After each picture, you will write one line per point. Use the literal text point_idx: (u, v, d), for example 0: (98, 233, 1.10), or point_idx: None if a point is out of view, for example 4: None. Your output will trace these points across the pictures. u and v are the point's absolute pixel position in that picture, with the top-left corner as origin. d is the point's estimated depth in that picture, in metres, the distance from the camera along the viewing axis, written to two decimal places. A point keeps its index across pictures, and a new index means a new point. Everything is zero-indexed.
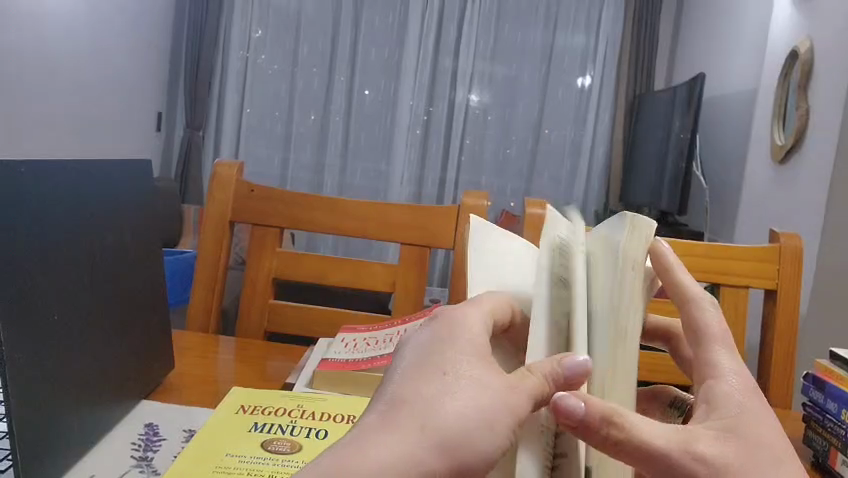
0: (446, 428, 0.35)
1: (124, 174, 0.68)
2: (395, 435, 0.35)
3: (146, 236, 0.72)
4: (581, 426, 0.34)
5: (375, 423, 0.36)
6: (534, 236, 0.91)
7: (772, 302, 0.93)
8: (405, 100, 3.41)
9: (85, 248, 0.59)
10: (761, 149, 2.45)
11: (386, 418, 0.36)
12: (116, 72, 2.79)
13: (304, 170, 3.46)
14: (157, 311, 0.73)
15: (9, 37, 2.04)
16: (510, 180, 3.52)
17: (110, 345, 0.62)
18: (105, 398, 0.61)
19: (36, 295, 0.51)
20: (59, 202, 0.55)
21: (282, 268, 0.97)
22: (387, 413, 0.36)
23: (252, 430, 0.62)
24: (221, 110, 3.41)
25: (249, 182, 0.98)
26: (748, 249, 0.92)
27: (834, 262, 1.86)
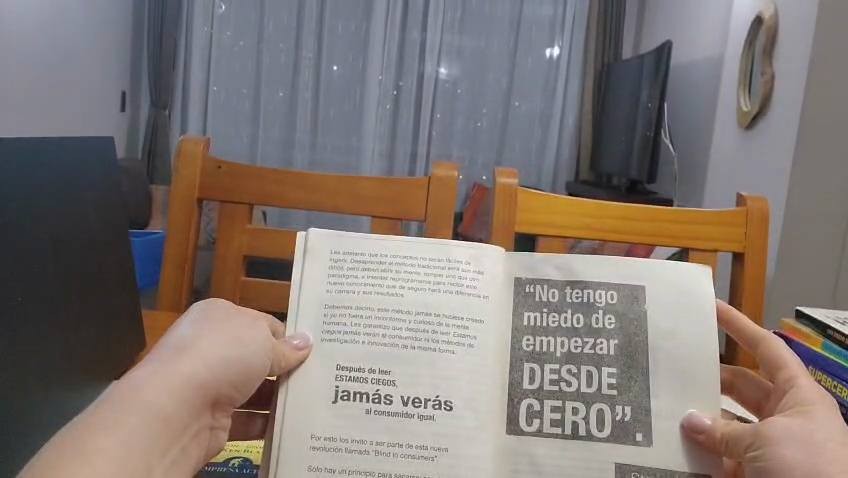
0: (233, 370, 0.51)
1: (85, 151, 0.66)
2: (226, 384, 0.51)
3: (111, 214, 0.70)
4: (707, 432, 0.51)
5: (248, 383, 0.52)
6: (505, 206, 0.91)
7: (740, 265, 0.94)
8: (374, 76, 3.39)
9: (47, 229, 0.57)
10: (728, 114, 2.48)
11: (239, 382, 0.52)
12: (77, 51, 2.72)
13: (274, 146, 3.42)
14: (127, 290, 0.72)
15: None
16: (482, 152, 3.52)
17: (80, 328, 0.61)
18: (78, 380, 0.60)
19: None
20: (14, 186, 0.53)
21: (253, 244, 0.96)
22: (241, 382, 0.52)
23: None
24: (187, 86, 3.34)
25: (216, 158, 0.96)
26: (717, 213, 0.93)
27: (798, 225, 1.91)
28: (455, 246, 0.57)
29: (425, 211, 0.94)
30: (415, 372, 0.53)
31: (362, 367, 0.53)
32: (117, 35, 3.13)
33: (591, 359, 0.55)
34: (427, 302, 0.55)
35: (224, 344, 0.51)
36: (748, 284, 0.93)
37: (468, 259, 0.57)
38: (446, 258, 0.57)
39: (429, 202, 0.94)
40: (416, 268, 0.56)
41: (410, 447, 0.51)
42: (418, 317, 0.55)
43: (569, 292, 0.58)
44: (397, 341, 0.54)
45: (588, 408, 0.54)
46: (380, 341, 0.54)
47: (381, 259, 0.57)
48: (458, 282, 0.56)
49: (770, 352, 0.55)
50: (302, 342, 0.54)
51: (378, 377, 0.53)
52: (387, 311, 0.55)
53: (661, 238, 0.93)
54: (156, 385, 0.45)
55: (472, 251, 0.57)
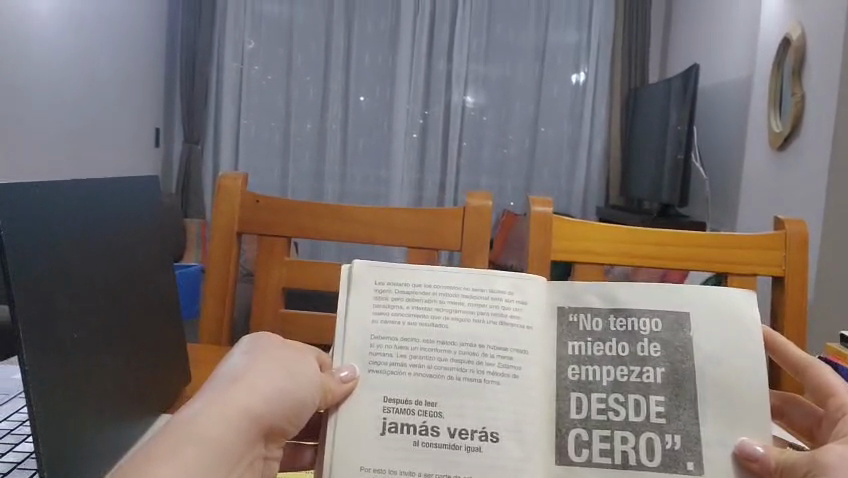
0: (283, 403, 0.51)
1: (135, 190, 0.68)
2: (279, 416, 0.51)
3: (158, 250, 0.72)
4: (759, 461, 0.51)
5: (298, 415, 0.53)
6: (540, 235, 0.92)
7: (780, 289, 0.93)
8: (402, 105, 3.43)
9: (99, 265, 0.59)
10: (759, 137, 2.46)
11: (292, 413, 0.52)
12: (112, 89, 2.79)
13: (304, 179, 3.46)
14: (173, 324, 0.74)
15: (7, 63, 2.06)
16: (510, 180, 3.52)
17: (129, 362, 0.62)
18: (128, 413, 0.61)
19: (57, 312, 0.51)
20: (72, 223, 0.55)
21: (292, 277, 0.97)
22: (293, 414, 0.52)
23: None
24: (219, 121, 3.42)
25: (254, 192, 0.98)
26: (754, 238, 0.92)
27: (835, 247, 1.88)
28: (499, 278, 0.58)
29: (460, 241, 0.95)
30: (464, 401, 0.53)
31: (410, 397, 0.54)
32: (151, 74, 3.21)
33: (639, 388, 0.55)
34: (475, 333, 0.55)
35: (275, 377, 0.51)
36: (788, 309, 0.92)
37: (510, 289, 0.57)
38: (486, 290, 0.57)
39: (465, 232, 0.95)
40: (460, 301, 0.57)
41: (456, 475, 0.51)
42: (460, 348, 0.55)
43: (613, 320, 0.58)
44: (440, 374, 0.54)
45: (637, 437, 0.53)
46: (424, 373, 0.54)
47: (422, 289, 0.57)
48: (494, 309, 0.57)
49: (817, 379, 0.55)
50: (348, 374, 0.54)
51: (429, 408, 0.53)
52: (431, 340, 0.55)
53: (700, 263, 0.92)
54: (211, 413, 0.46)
55: (513, 282, 0.58)
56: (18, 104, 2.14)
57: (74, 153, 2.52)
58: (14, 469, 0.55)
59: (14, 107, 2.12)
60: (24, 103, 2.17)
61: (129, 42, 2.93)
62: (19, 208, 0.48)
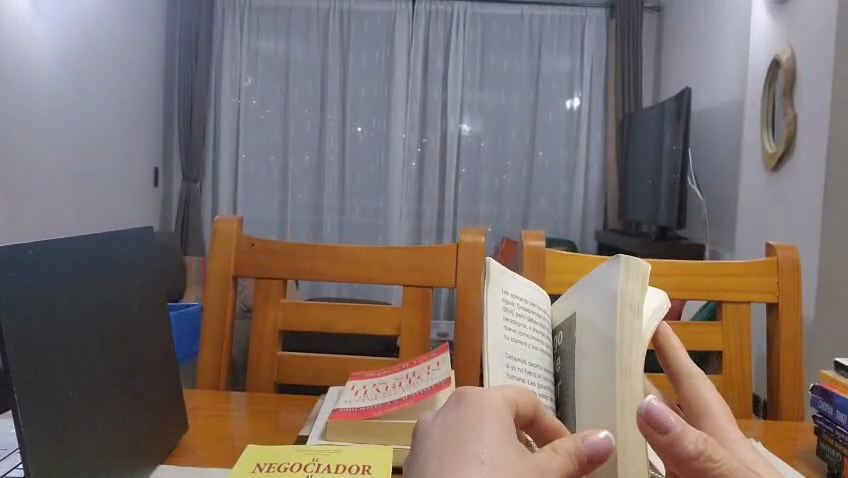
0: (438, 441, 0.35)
1: (129, 243, 0.68)
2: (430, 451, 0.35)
3: (152, 300, 0.72)
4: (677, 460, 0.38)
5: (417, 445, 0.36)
6: (533, 268, 0.92)
7: (774, 314, 0.93)
8: (399, 135, 3.45)
9: (94, 319, 0.59)
10: (753, 157, 2.48)
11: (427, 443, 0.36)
12: (110, 130, 2.82)
13: (302, 211, 3.48)
14: (169, 373, 0.74)
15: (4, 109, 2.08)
16: (509, 207, 3.52)
17: (122, 415, 0.61)
18: (123, 467, 0.60)
19: (52, 367, 0.52)
20: (66, 278, 0.55)
21: (287, 319, 0.97)
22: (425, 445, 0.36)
23: (258, 472, 0.60)
24: (218, 155, 3.45)
25: (249, 236, 0.99)
26: (746, 265, 0.93)
27: (833, 266, 1.88)
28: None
29: (455, 277, 0.95)
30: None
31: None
32: (149, 113, 3.24)
33: None
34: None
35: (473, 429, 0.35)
36: (783, 335, 0.92)
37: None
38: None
39: (459, 268, 0.95)
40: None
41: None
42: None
43: None
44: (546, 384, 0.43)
45: None
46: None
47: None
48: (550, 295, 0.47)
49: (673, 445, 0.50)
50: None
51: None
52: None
53: (695, 293, 0.92)
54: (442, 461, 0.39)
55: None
56: (16, 149, 2.16)
57: (74, 194, 2.54)
58: None
59: (12, 153, 2.14)
60: (22, 148, 2.19)
61: (127, 83, 2.96)
62: (12, 263, 0.49)
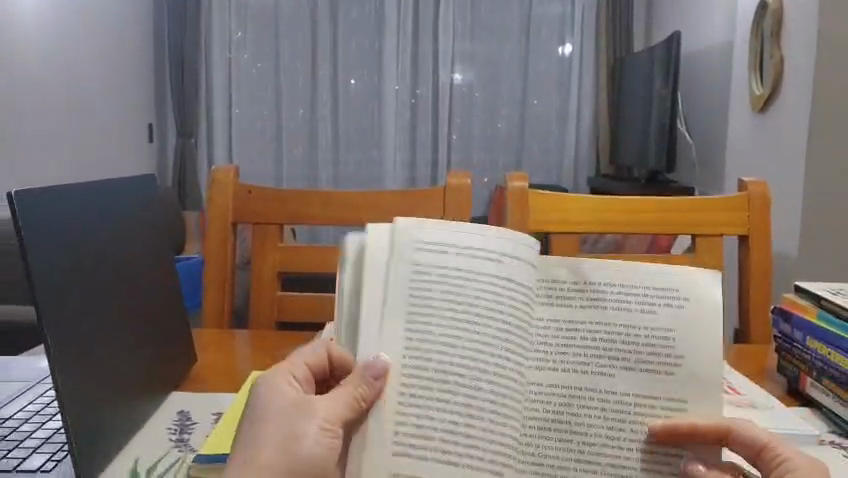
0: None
1: (131, 187, 0.72)
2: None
3: (157, 242, 0.77)
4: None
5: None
6: (516, 208, 0.97)
7: (745, 246, 0.99)
8: (391, 87, 3.46)
9: (106, 254, 0.63)
10: (740, 101, 2.52)
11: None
12: (101, 87, 2.82)
13: (298, 164, 3.51)
14: (176, 309, 0.79)
15: None
16: (501, 155, 3.55)
17: (138, 347, 0.66)
18: (141, 393, 0.65)
19: (74, 296, 0.56)
20: (79, 215, 0.60)
21: (285, 262, 1.03)
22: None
23: None
24: (213, 112, 3.46)
25: (245, 184, 1.04)
26: (719, 201, 0.98)
27: (815, 203, 1.94)
28: (466, 232, 0.44)
29: (442, 217, 1.00)
30: (441, 399, 0.42)
31: (383, 376, 0.42)
32: (140, 70, 3.24)
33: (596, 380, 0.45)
34: (427, 325, 0.43)
35: None
36: (755, 265, 0.98)
37: (447, 244, 0.44)
38: (485, 248, 0.43)
39: (446, 210, 1.00)
40: (406, 300, 0.43)
41: (604, 436, 0.44)
42: (544, 322, 0.45)
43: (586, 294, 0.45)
44: (578, 351, 0.45)
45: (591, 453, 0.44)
46: (461, 385, 0.42)
47: (366, 308, 0.43)
48: (574, 260, 0.47)
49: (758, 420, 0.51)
50: (378, 366, 0.42)
51: (433, 422, 0.42)
52: (442, 339, 0.43)
53: (672, 228, 0.97)
54: (306, 424, 0.43)
55: (425, 243, 0.44)
56: (7, 113, 2.18)
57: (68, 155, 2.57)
58: (44, 443, 0.58)
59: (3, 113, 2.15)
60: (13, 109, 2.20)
61: (115, 38, 2.95)
62: (31, 209, 0.53)
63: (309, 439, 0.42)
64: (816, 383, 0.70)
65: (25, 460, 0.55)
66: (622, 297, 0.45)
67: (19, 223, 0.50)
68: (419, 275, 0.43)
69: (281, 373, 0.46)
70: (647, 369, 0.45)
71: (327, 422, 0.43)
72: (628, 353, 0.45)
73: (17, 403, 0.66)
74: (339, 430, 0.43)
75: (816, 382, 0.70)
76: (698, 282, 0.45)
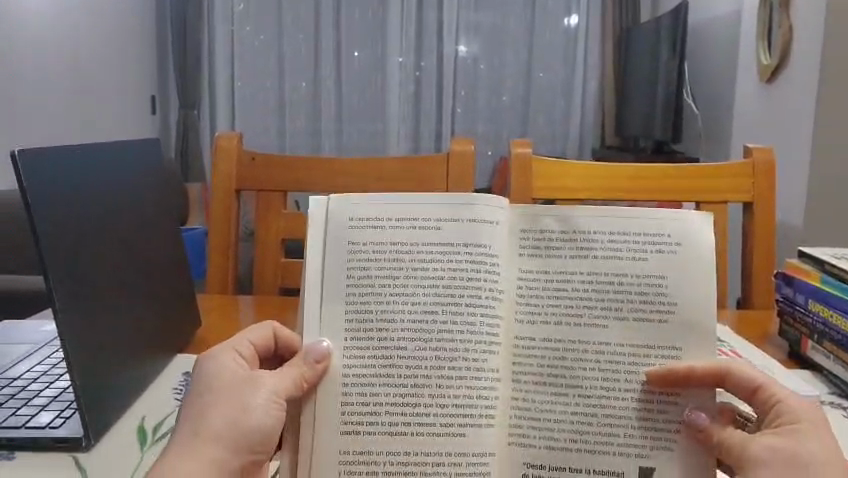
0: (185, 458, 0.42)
1: (135, 153, 0.72)
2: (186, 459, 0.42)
3: (162, 207, 0.77)
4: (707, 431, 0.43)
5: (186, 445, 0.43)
6: (519, 174, 0.96)
7: (749, 213, 0.99)
8: (395, 59, 3.43)
9: (111, 217, 0.64)
10: (746, 72, 2.50)
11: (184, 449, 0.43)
12: (103, 59, 2.80)
13: (302, 137, 3.49)
14: (181, 275, 0.79)
15: None
16: (506, 127, 3.53)
17: (142, 310, 0.67)
18: (146, 355, 0.66)
19: (79, 258, 0.56)
20: (82, 178, 0.60)
21: (288, 229, 1.03)
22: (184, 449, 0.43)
23: None
24: (215, 84, 3.42)
25: (249, 151, 1.03)
26: (724, 167, 0.98)
27: (821, 175, 1.93)
28: (404, 204, 0.46)
29: (446, 183, 1.00)
30: (384, 363, 0.45)
31: (324, 363, 0.45)
32: (141, 43, 3.20)
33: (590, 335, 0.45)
34: (361, 294, 0.46)
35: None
36: (758, 231, 0.98)
37: (381, 218, 0.47)
38: (422, 217, 0.46)
39: (449, 177, 1.00)
40: (346, 275, 0.46)
41: (601, 387, 0.45)
42: (534, 274, 0.45)
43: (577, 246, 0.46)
44: (569, 303, 0.45)
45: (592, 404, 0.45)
46: (402, 351, 0.45)
47: (307, 285, 0.46)
48: (564, 209, 0.46)
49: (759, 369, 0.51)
50: (316, 351, 0.45)
51: (377, 385, 0.45)
52: (383, 306, 0.45)
53: (676, 194, 0.97)
54: (250, 394, 0.45)
55: (361, 221, 0.47)
56: (8, 83, 2.17)
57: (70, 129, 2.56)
58: (52, 401, 0.59)
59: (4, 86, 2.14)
60: (13, 82, 2.19)
61: (115, 10, 2.92)
62: (35, 168, 0.53)
63: (253, 408, 0.44)
64: (816, 345, 0.70)
65: (34, 417, 0.56)
66: (610, 246, 0.46)
67: (23, 182, 0.51)
68: (355, 252, 0.46)
69: (227, 348, 0.48)
70: (641, 318, 0.45)
71: (271, 392, 0.45)
72: (620, 302, 0.45)
73: (27, 363, 0.67)
74: (282, 400, 0.45)
75: (816, 345, 0.70)
76: (689, 223, 0.45)
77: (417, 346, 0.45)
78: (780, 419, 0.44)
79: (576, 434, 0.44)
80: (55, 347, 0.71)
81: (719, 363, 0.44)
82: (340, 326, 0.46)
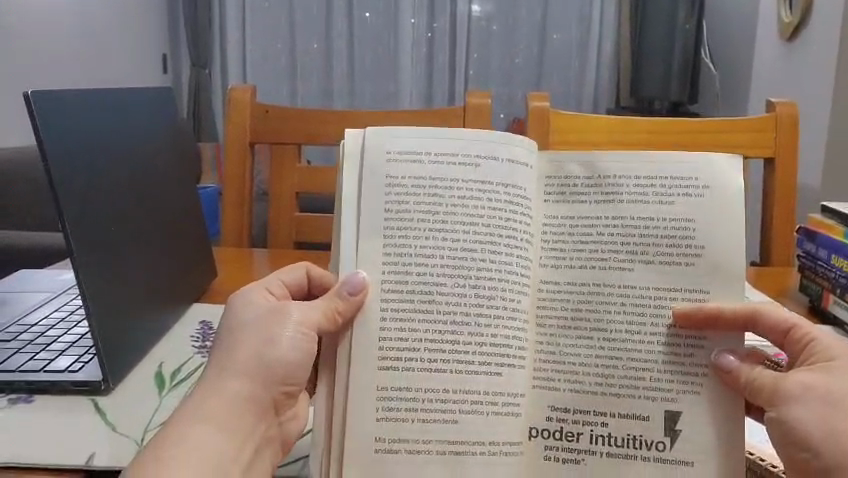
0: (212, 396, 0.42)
1: (149, 101, 0.71)
2: (213, 396, 0.42)
3: (176, 157, 0.76)
4: (733, 375, 0.43)
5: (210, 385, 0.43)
6: (536, 128, 0.94)
7: (771, 169, 0.97)
8: (407, 19, 3.28)
9: (125, 164, 0.63)
10: (770, 31, 2.41)
11: (206, 390, 0.43)
12: (109, 17, 2.74)
13: (312, 98, 3.39)
14: (197, 226, 0.79)
15: None
16: (520, 88, 3.39)
17: (158, 256, 0.66)
18: (163, 302, 0.66)
19: (94, 202, 0.56)
20: (94, 122, 0.59)
21: (303, 183, 1.02)
22: (208, 386, 0.43)
23: None
24: (225, 46, 3.34)
25: (263, 103, 1.02)
26: (747, 121, 0.96)
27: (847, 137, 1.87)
28: (442, 141, 0.45)
29: None
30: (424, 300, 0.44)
31: (359, 296, 0.44)
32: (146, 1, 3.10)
33: (615, 279, 0.45)
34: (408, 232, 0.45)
35: (205, 420, 0.42)
36: (780, 187, 0.97)
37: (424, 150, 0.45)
38: (460, 155, 0.45)
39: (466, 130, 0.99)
40: (385, 210, 0.45)
41: (625, 330, 0.45)
42: (559, 220, 0.46)
43: (603, 190, 0.46)
44: (596, 246, 0.46)
45: (616, 346, 0.45)
46: (443, 287, 0.44)
47: (343, 221, 0.45)
48: (586, 154, 0.47)
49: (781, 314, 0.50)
50: (353, 282, 0.44)
51: (417, 321, 0.44)
52: (422, 242, 0.44)
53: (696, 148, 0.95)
54: (278, 326, 0.44)
55: (398, 155, 0.45)
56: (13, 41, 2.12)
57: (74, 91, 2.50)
58: (71, 346, 0.59)
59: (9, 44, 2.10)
60: (18, 41, 2.15)
61: None
62: (48, 114, 0.52)
63: (280, 341, 0.44)
64: (839, 300, 0.69)
65: (52, 361, 0.56)
66: (633, 190, 0.46)
67: (38, 126, 0.50)
68: (393, 185, 0.45)
69: (259, 289, 0.48)
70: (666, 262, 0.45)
71: (299, 325, 0.44)
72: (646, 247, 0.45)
73: (44, 310, 0.67)
74: (314, 333, 0.44)
75: (838, 299, 0.69)
76: (716, 166, 0.45)
77: (457, 286, 0.44)
78: (812, 357, 0.43)
79: (598, 376, 0.45)
80: (72, 295, 0.71)
81: (748, 305, 0.44)
82: (378, 261, 0.44)
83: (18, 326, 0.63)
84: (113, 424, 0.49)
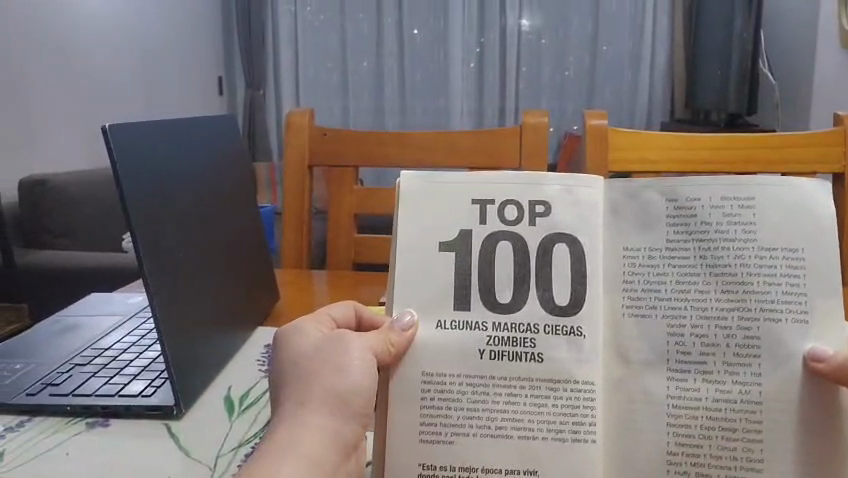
0: (304, 414, 0.43)
1: (214, 131, 0.73)
2: (303, 416, 0.43)
3: (241, 183, 0.78)
4: None
5: (293, 412, 0.43)
6: (594, 146, 0.93)
7: (841, 184, 0.94)
8: (457, 35, 3.29)
9: (194, 194, 0.65)
10: (832, 38, 2.32)
11: (298, 413, 0.43)
12: (163, 42, 2.82)
13: (365, 113, 3.41)
14: (260, 249, 0.80)
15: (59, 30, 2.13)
16: (571, 101, 3.34)
17: (225, 284, 0.68)
18: (230, 327, 0.67)
19: (166, 232, 0.58)
20: (166, 156, 0.61)
21: (360, 204, 1.03)
22: (299, 411, 0.43)
23: None
24: (277, 70, 3.40)
25: (321, 126, 1.04)
26: (815, 136, 0.93)
27: None
28: (454, 185, 0.48)
29: (519, 159, 0.99)
30: (467, 351, 0.45)
31: (410, 337, 0.45)
32: (201, 26, 3.19)
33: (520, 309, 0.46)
34: (480, 287, 0.46)
35: (307, 444, 0.41)
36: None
37: (496, 197, 0.48)
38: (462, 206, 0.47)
39: (522, 151, 0.98)
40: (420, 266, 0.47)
41: (528, 388, 0.45)
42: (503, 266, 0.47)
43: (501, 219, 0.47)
44: (659, 282, 0.44)
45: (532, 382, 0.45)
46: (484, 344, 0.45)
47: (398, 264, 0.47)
48: (661, 182, 0.46)
49: None
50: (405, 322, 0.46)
51: (473, 386, 0.45)
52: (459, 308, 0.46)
53: (759, 165, 0.93)
54: (346, 355, 0.45)
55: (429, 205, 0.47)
56: (28, 47, 1.99)
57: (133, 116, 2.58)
58: (143, 370, 0.61)
59: (70, 74, 2.20)
60: (80, 70, 2.25)
61: None
62: (125, 147, 0.54)
63: (349, 369, 0.45)
64: None
65: (126, 385, 0.58)
66: (716, 224, 0.45)
67: (114, 156, 0.52)
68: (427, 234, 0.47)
69: (313, 324, 0.49)
70: (787, 294, 0.43)
71: (364, 349, 0.45)
72: (748, 279, 0.43)
73: (117, 334, 0.69)
74: (375, 360, 0.45)
75: None
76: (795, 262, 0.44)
77: (496, 346, 0.45)
78: None
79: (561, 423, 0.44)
80: (143, 319, 0.73)
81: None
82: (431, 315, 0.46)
83: (93, 350, 0.65)
84: (187, 449, 0.50)
